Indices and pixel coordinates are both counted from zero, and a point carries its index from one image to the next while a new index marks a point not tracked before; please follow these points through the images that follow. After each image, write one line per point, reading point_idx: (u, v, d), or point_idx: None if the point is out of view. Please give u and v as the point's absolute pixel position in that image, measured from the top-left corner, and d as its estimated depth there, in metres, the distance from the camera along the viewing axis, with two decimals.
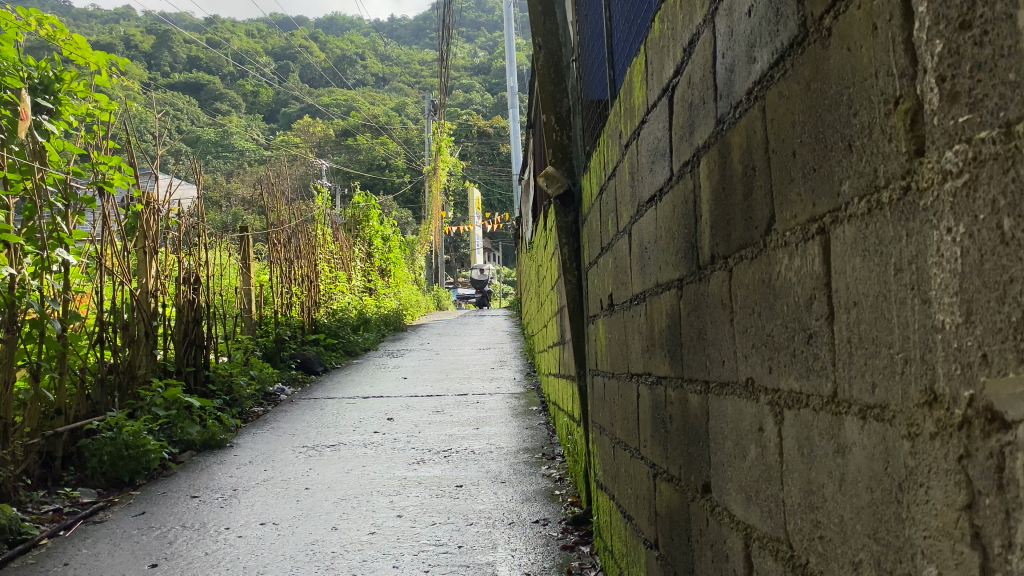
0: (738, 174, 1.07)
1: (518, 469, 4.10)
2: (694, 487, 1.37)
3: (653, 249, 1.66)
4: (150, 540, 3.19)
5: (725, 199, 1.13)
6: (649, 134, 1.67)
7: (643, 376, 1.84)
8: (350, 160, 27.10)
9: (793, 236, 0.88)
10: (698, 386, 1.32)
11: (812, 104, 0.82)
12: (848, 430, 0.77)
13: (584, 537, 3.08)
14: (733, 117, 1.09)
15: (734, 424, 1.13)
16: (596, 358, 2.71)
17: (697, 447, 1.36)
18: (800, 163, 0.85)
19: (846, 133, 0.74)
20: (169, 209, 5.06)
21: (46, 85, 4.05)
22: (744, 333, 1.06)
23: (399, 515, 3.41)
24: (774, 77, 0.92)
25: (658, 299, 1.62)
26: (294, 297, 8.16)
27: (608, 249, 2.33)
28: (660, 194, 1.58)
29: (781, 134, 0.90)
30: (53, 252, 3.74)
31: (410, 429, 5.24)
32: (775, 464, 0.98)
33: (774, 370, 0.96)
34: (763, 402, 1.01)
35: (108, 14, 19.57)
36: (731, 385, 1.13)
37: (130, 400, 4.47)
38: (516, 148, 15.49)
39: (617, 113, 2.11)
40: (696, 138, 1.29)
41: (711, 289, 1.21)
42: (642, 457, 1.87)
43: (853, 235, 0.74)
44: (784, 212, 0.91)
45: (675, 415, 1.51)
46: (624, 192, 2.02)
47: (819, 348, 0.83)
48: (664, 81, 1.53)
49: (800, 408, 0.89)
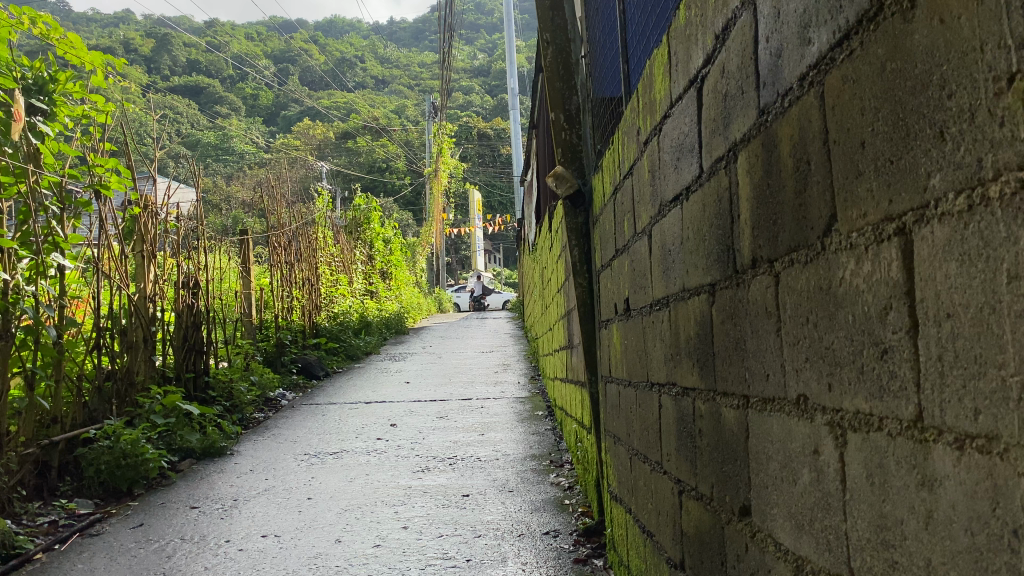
0: (788, 169, 0.97)
1: (526, 477, 4.00)
2: (730, 509, 1.27)
3: (679, 252, 1.56)
4: (148, 554, 3.09)
5: (771, 197, 1.03)
6: (673, 130, 1.57)
7: (665, 385, 1.74)
8: (350, 162, 26.98)
9: (862, 238, 0.78)
10: (736, 401, 1.22)
11: (889, 90, 0.72)
12: (937, 461, 0.66)
13: (596, 549, 2.98)
14: (781, 106, 0.99)
15: (782, 445, 1.03)
16: (610, 365, 2.60)
17: (732, 466, 1.26)
18: (871, 155, 0.76)
19: (936, 118, 0.64)
20: (167, 212, 4.96)
21: (40, 86, 3.93)
22: (795, 345, 0.96)
23: (405, 527, 3.31)
24: (836, 59, 0.82)
25: (685, 304, 1.52)
26: (295, 301, 8.06)
27: (624, 250, 2.23)
28: (687, 192, 1.48)
29: (847, 123, 0.80)
30: (48, 258, 3.64)
31: (414, 435, 5.14)
32: (835, 492, 0.88)
33: (836, 387, 0.86)
34: (820, 422, 0.91)
35: (107, 18, 19.48)
36: (779, 401, 1.03)
37: (128, 407, 4.39)
38: (518, 148, 15.35)
39: (633, 108, 2.02)
40: (732, 131, 1.19)
41: (754, 295, 1.11)
42: (665, 472, 1.77)
43: (944, 238, 0.64)
44: (848, 211, 0.81)
45: (706, 429, 1.41)
46: (642, 192, 1.91)
47: (896, 366, 0.73)
48: (691, 73, 1.43)
49: (868, 431, 0.79)
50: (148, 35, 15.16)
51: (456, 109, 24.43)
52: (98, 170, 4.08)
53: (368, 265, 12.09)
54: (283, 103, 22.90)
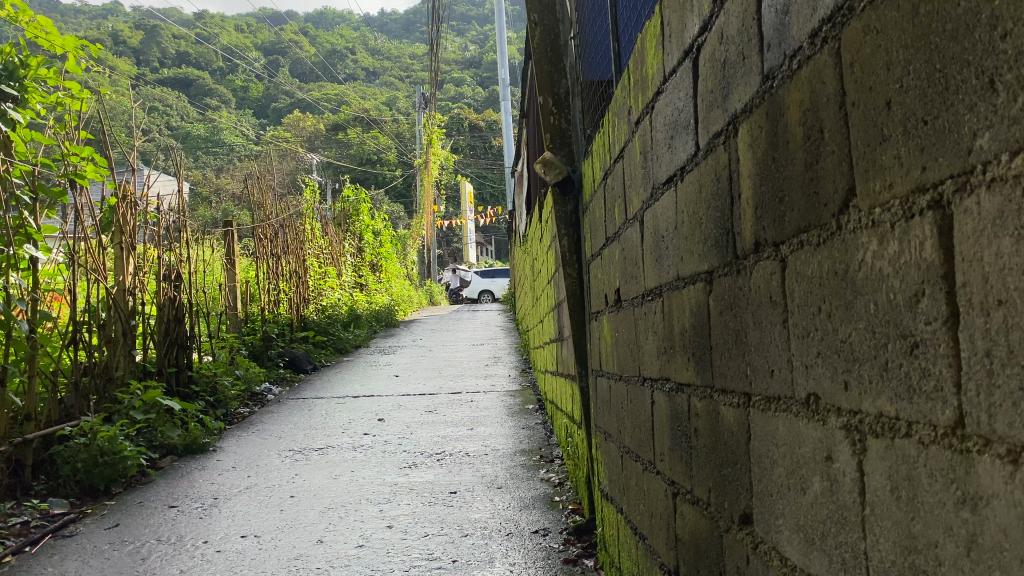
0: (797, 139, 0.86)
1: (515, 473, 3.90)
2: (729, 517, 1.17)
3: (672, 238, 1.45)
4: (121, 556, 2.97)
5: (776, 170, 0.93)
6: (666, 107, 1.46)
7: (658, 381, 1.64)
8: (342, 155, 26.81)
9: (888, 215, 0.67)
10: (735, 398, 1.12)
11: (923, 35, 0.61)
12: (982, 477, 0.56)
13: (587, 549, 2.87)
14: (787, 71, 0.88)
15: (788, 449, 0.93)
16: (599, 358, 2.49)
17: (730, 470, 1.16)
18: (900, 116, 0.65)
19: (985, 64, 0.54)
20: (147, 203, 4.82)
21: (10, 72, 3.75)
22: (805, 339, 0.86)
23: (390, 526, 3.20)
24: (856, 8, 0.71)
25: (679, 293, 1.41)
26: (282, 293, 7.92)
27: (614, 238, 2.12)
28: (681, 173, 1.37)
29: (868, 80, 0.70)
30: (21, 250, 3.54)
31: (402, 430, 5.03)
32: (852, 506, 0.77)
33: (853, 385, 0.75)
34: (835, 425, 0.80)
35: (96, 9, 19.26)
36: (786, 400, 0.93)
37: (106, 403, 4.29)
38: (509, 139, 15.24)
39: (624, 87, 1.90)
40: (732, 102, 1.08)
41: (757, 282, 1.00)
42: (658, 473, 1.67)
43: (992, 213, 0.54)
44: (870, 183, 0.71)
45: (702, 429, 1.31)
46: (634, 176, 1.80)
47: (928, 362, 0.62)
48: (685, 43, 1.31)
49: (892, 438, 0.69)
50: (137, 26, 14.98)
51: (447, 101, 24.26)
52: (71, 159, 3.96)
53: (357, 258, 11.97)
54: (273, 94, 22.64)
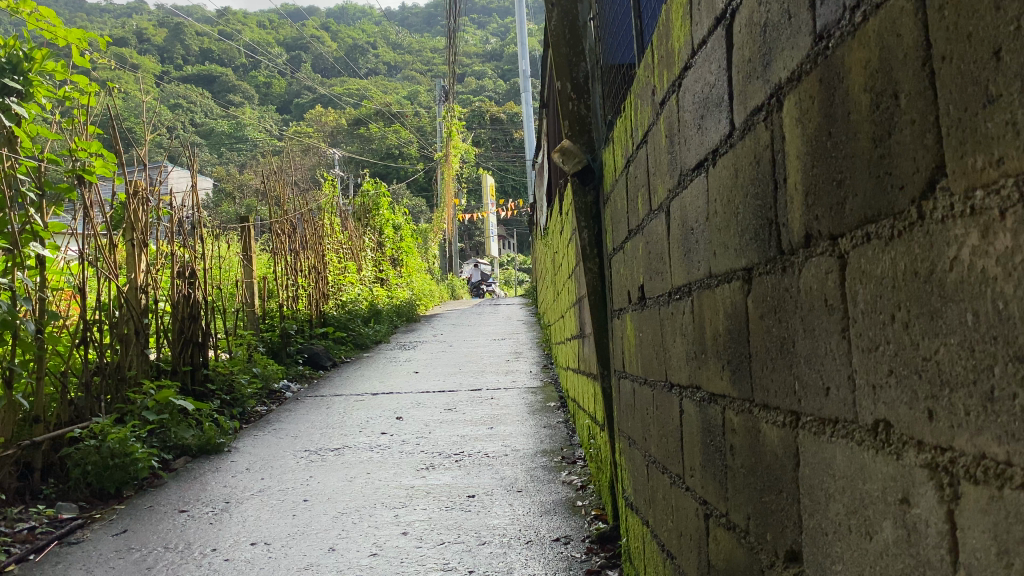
0: (862, 108, 0.70)
1: (536, 475, 3.76)
2: (772, 551, 1.02)
3: (703, 230, 1.29)
4: (126, 565, 2.86)
5: (832, 147, 0.77)
6: (696, 83, 1.29)
7: (687, 388, 1.48)
8: (365, 150, 26.75)
9: (1003, 200, 0.51)
10: (781, 418, 0.96)
11: None
12: None
13: (610, 559, 2.72)
14: (848, 24, 0.72)
15: (850, 482, 0.77)
16: (623, 358, 2.33)
17: (773, 497, 1.01)
18: (1016, 68, 0.49)
19: None
20: (158, 199, 4.69)
21: (14, 66, 3.57)
22: (873, 353, 0.70)
23: (405, 533, 3.07)
24: None
25: (711, 293, 1.25)
26: (301, 289, 7.82)
27: (637, 231, 1.96)
28: (714, 156, 1.22)
29: (967, 19, 0.53)
30: (28, 248, 3.41)
31: (421, 429, 4.90)
32: (938, 564, 0.62)
33: (942, 416, 0.60)
34: (913, 462, 0.65)
35: (122, 9, 19.33)
36: (846, 423, 0.77)
37: (119, 403, 4.18)
38: (530, 133, 14.99)
39: (647, 64, 1.73)
40: (776, 72, 0.92)
41: (808, 283, 0.85)
42: (688, 489, 1.51)
43: None
44: (967, 159, 0.55)
45: (739, 444, 1.15)
46: (659, 161, 1.63)
47: None
48: (717, 8, 1.15)
49: (1001, 486, 0.53)
50: (161, 25, 14.97)
51: (468, 94, 24.01)
52: (79, 154, 3.83)
53: (377, 253, 11.85)
54: (294, 89, 22.62)
